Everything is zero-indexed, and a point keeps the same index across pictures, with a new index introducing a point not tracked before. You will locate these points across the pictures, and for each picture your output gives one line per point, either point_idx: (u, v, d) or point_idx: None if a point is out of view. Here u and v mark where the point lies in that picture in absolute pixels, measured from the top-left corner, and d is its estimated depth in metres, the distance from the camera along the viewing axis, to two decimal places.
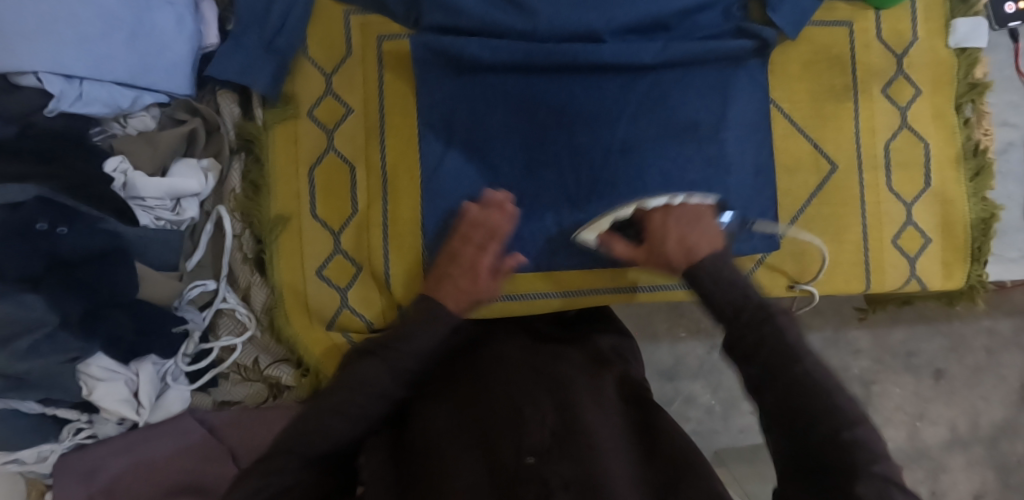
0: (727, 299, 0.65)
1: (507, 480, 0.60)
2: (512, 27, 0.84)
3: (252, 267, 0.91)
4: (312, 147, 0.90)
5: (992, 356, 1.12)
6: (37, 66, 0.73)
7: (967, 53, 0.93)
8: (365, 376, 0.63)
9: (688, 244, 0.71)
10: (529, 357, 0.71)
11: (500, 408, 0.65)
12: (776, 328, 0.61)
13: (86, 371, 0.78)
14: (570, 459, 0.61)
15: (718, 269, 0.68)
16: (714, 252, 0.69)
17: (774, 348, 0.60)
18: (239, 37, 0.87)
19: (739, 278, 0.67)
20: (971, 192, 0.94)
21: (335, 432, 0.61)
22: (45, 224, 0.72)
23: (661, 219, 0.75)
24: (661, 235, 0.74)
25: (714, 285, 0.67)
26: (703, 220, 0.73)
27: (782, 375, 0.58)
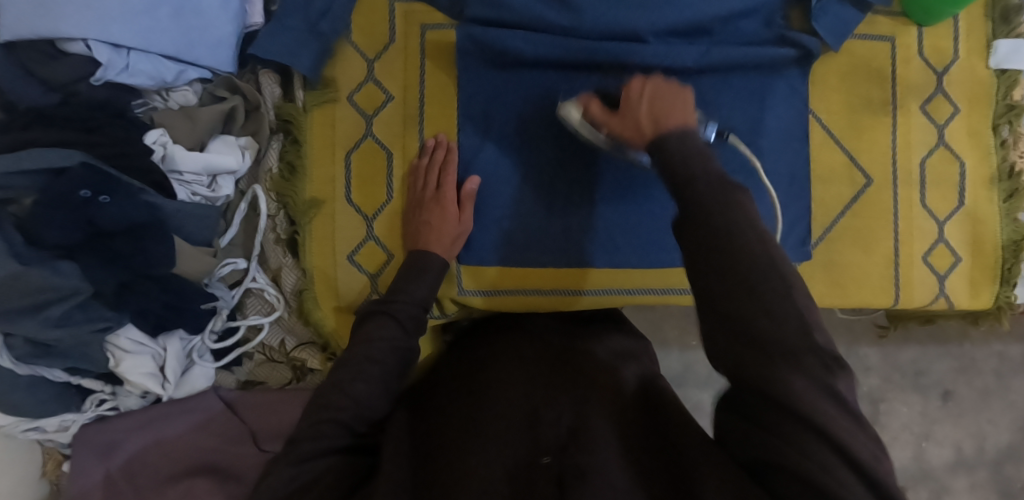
0: (689, 167, 0.57)
1: (525, 479, 0.54)
2: (557, 23, 0.84)
3: (285, 249, 0.90)
4: (350, 131, 0.89)
5: (1002, 380, 1.12)
6: (87, 34, 0.73)
7: (1006, 74, 0.93)
8: (381, 348, 0.66)
9: (657, 113, 0.65)
10: (544, 360, 0.70)
11: (518, 407, 0.62)
12: (713, 195, 0.54)
13: (114, 342, 0.78)
14: (589, 454, 0.56)
15: (683, 133, 0.61)
16: (684, 124, 0.62)
17: (717, 215, 0.53)
18: (284, 18, 0.86)
19: (699, 141, 0.60)
20: (1003, 213, 0.94)
21: (359, 405, 0.62)
22: (87, 191, 0.71)
23: (640, 90, 0.69)
24: (636, 100, 0.68)
25: (679, 154, 0.59)
26: (679, 96, 0.67)
27: (740, 286, 0.51)
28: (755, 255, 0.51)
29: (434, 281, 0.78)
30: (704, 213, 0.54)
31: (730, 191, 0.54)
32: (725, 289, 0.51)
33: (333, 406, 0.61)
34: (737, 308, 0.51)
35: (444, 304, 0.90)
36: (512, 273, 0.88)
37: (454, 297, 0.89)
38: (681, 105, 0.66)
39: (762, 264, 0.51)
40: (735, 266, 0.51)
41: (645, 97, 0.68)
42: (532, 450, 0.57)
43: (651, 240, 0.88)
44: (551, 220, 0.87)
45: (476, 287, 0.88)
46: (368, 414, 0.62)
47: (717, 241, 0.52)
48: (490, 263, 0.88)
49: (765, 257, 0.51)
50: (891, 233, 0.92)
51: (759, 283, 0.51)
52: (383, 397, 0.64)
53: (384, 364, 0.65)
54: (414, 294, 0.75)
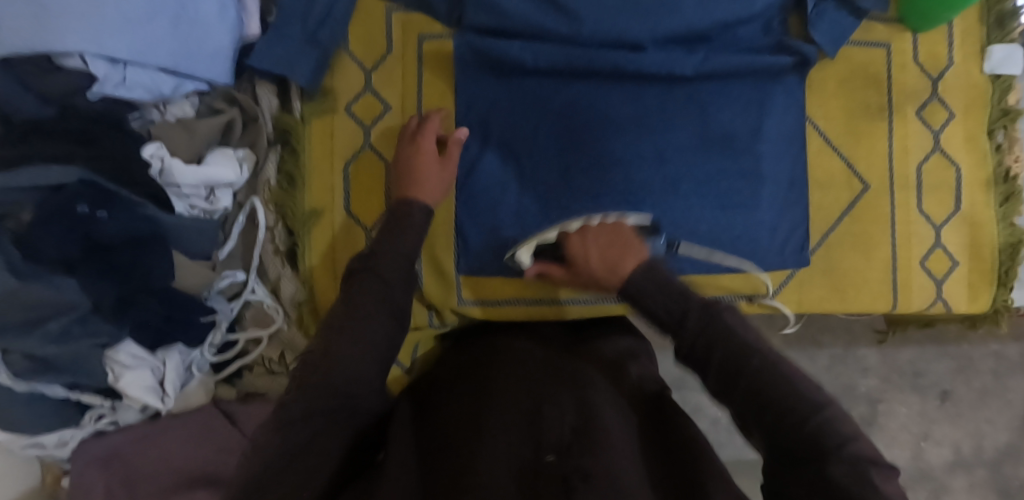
0: (660, 298, 0.60)
1: (528, 478, 0.53)
2: (557, 31, 0.84)
3: (283, 260, 0.90)
4: (349, 142, 0.89)
5: (999, 380, 1.12)
6: (83, 47, 0.71)
7: (1001, 79, 0.94)
8: (369, 305, 0.60)
9: (609, 263, 0.66)
10: (548, 360, 0.69)
11: (521, 404, 0.60)
12: (699, 303, 0.58)
13: (113, 357, 0.76)
14: (593, 456, 0.55)
15: (648, 269, 0.62)
16: (648, 264, 0.63)
17: (712, 327, 0.56)
18: (282, 27, 0.86)
19: (665, 273, 0.62)
20: (1000, 216, 0.95)
21: (347, 367, 0.57)
22: (85, 207, 0.71)
23: (582, 243, 0.71)
24: (583, 254, 0.70)
25: (655, 295, 0.60)
26: (624, 238, 0.68)
27: (768, 407, 0.52)
28: (768, 379, 0.52)
29: (421, 229, 0.70)
30: (705, 347, 0.55)
31: (721, 317, 0.56)
32: (751, 405, 0.53)
33: (319, 368, 0.57)
34: (767, 420, 0.52)
35: (443, 313, 0.90)
36: (513, 282, 0.88)
37: (455, 307, 0.89)
38: (629, 248, 0.67)
39: (777, 384, 0.52)
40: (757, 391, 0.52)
41: (591, 252, 0.69)
42: (534, 446, 0.56)
43: None
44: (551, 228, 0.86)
45: (475, 298, 0.89)
46: (355, 377, 0.57)
47: (728, 369, 0.54)
48: (491, 273, 0.87)
49: (773, 377, 0.52)
50: (889, 237, 0.93)
51: (782, 401, 0.51)
52: (373, 365, 0.59)
53: (373, 324, 0.60)
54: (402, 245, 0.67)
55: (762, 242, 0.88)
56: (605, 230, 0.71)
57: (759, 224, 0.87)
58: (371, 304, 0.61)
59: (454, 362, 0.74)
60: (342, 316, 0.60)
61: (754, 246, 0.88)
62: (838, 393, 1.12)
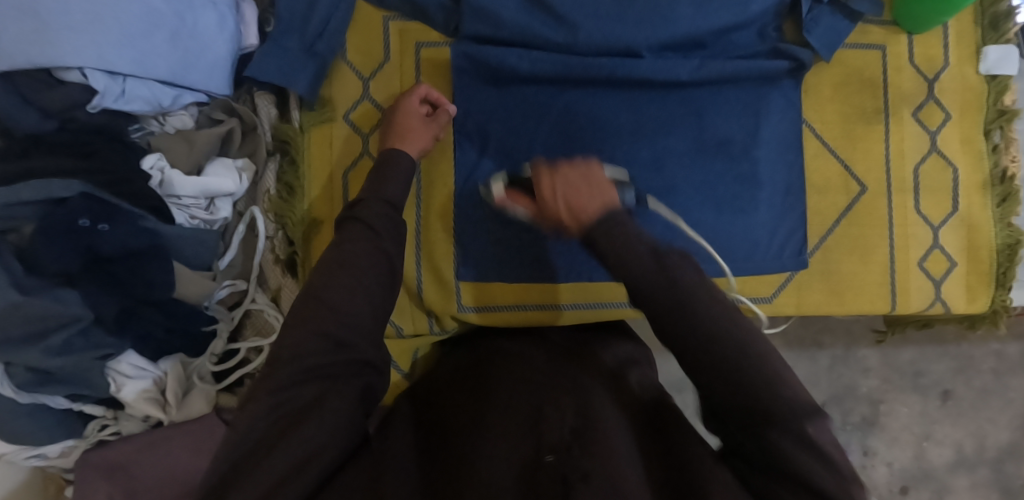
0: (619, 244, 0.55)
1: (529, 479, 0.52)
2: (553, 39, 0.85)
3: (283, 269, 0.89)
4: (348, 150, 0.89)
5: (1000, 378, 1.12)
6: (83, 62, 0.72)
7: (997, 80, 0.94)
8: (363, 254, 0.62)
9: (574, 203, 0.60)
10: (551, 365, 0.68)
11: (523, 408, 0.59)
12: (655, 259, 0.54)
13: (115, 367, 0.78)
14: (593, 455, 0.53)
15: (607, 215, 0.57)
16: (613, 212, 0.57)
17: (669, 280, 0.52)
18: (278, 38, 0.86)
19: (626, 219, 0.57)
20: (997, 217, 0.95)
21: (341, 315, 0.58)
22: (87, 220, 0.72)
23: (551, 184, 0.64)
24: (550, 195, 0.63)
25: (612, 240, 0.55)
26: (593, 181, 0.61)
27: (722, 368, 0.49)
28: (726, 338, 0.50)
29: (405, 176, 0.74)
30: (652, 291, 0.53)
31: (676, 268, 0.53)
32: (703, 361, 0.50)
33: (316, 320, 0.57)
34: (715, 379, 0.50)
35: (444, 320, 0.90)
36: (512, 287, 0.89)
37: (454, 314, 0.89)
38: (598, 192, 0.60)
39: (729, 338, 0.50)
40: (713, 348, 0.50)
41: (556, 190, 0.63)
42: (535, 446, 0.55)
43: None
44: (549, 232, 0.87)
45: (475, 303, 0.89)
46: (348, 320, 0.58)
47: (680, 321, 0.51)
48: (489, 279, 0.88)
49: (726, 332, 0.50)
50: (888, 240, 0.93)
51: (736, 361, 0.49)
52: (368, 311, 0.60)
53: (361, 274, 0.61)
54: (388, 194, 0.69)
55: (758, 249, 0.89)
56: (584, 169, 0.63)
57: (753, 226, 0.89)
58: (365, 259, 0.61)
59: (456, 368, 0.73)
60: (329, 272, 0.60)
61: (749, 251, 0.89)
62: (838, 394, 1.12)
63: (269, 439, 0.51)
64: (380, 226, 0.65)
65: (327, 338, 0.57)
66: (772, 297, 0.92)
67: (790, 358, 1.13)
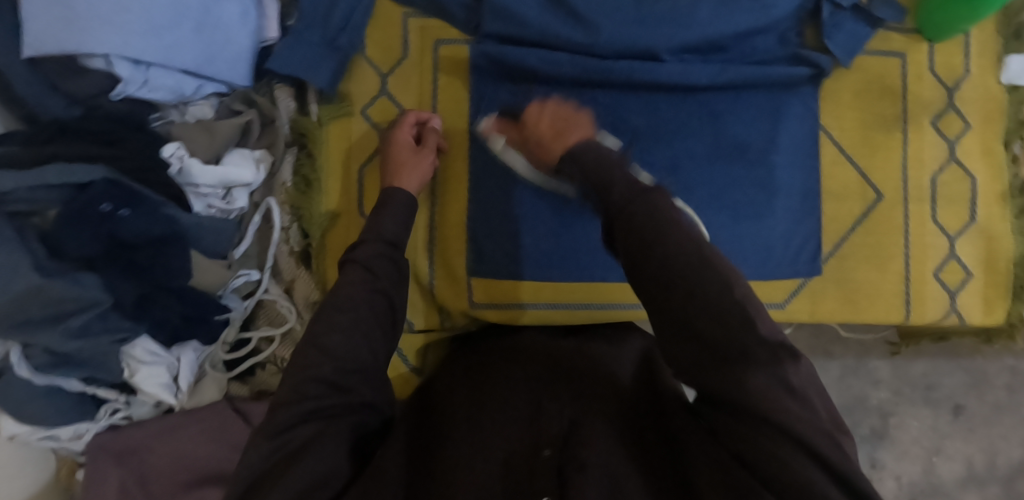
0: (603, 169, 0.60)
1: (524, 470, 0.55)
2: (573, 39, 0.85)
3: (298, 261, 0.90)
4: (365, 146, 0.89)
5: (1014, 395, 1.10)
6: (110, 49, 0.73)
7: (1018, 90, 0.93)
8: (356, 292, 0.62)
9: (558, 133, 0.72)
10: (551, 358, 0.70)
11: (518, 403, 0.62)
12: (644, 207, 0.54)
13: (129, 353, 0.78)
14: (589, 447, 0.56)
15: (592, 145, 0.64)
16: (587, 138, 0.67)
17: (646, 224, 0.52)
18: (302, 32, 0.87)
19: (610, 154, 0.62)
20: (1016, 229, 0.93)
21: (337, 360, 0.58)
22: (108, 205, 0.73)
23: (540, 113, 0.76)
24: (535, 121, 0.76)
25: (596, 167, 0.61)
26: (576, 114, 0.74)
27: (695, 309, 0.48)
28: (710, 281, 0.49)
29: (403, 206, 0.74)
30: (625, 217, 0.54)
31: (654, 200, 0.54)
32: (671, 299, 0.50)
33: (310, 363, 0.57)
34: (688, 325, 0.49)
35: (455, 315, 0.91)
36: (525, 286, 0.88)
37: (466, 310, 0.89)
38: (578, 124, 0.73)
39: (708, 276, 0.49)
40: (693, 295, 0.49)
41: (543, 118, 0.75)
42: (531, 441, 0.58)
43: None
44: (561, 228, 0.87)
45: (486, 301, 0.88)
46: (347, 366, 0.58)
47: (652, 256, 0.51)
48: (503, 277, 0.87)
49: (698, 264, 0.50)
50: (904, 250, 0.92)
51: (713, 300, 0.48)
52: (363, 348, 0.60)
53: (355, 312, 0.60)
54: (385, 230, 0.70)
55: (771, 256, 0.89)
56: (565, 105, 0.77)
57: (769, 232, 0.88)
58: (361, 294, 0.62)
59: (464, 362, 0.75)
60: (322, 310, 0.61)
61: (762, 257, 0.89)
62: (849, 404, 1.11)
63: (271, 476, 0.51)
64: (380, 268, 0.66)
65: (326, 381, 0.57)
66: (784, 303, 0.92)
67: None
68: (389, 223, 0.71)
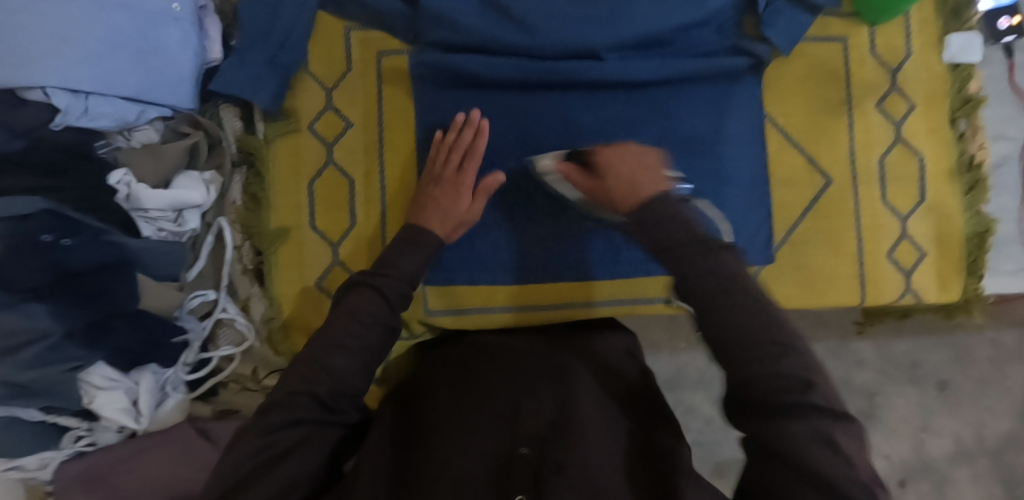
0: (665, 219, 0.60)
1: (501, 467, 0.59)
2: (512, 43, 0.85)
3: (252, 278, 0.92)
4: (313, 160, 0.90)
5: (997, 367, 1.11)
6: (45, 81, 0.74)
7: (960, 68, 0.94)
8: (370, 317, 0.66)
9: (636, 187, 0.65)
10: (536, 353, 0.74)
11: (501, 399, 0.66)
12: (705, 262, 0.56)
13: (87, 379, 0.78)
14: (567, 448, 0.60)
15: (663, 201, 0.61)
16: (658, 194, 0.62)
17: (710, 277, 0.56)
18: (245, 52, 0.88)
19: (676, 207, 0.61)
20: (966, 205, 0.94)
21: (334, 381, 0.63)
22: (49, 236, 0.73)
23: (615, 159, 0.70)
24: (613, 169, 0.70)
25: (659, 225, 0.60)
26: (652, 165, 0.68)
27: (744, 368, 0.53)
28: (764, 340, 0.53)
29: (430, 256, 0.75)
30: (685, 276, 0.57)
31: (716, 262, 0.56)
32: (734, 346, 0.54)
33: (309, 380, 0.62)
34: (746, 381, 0.53)
35: (412, 325, 0.91)
36: (482, 290, 0.89)
37: (422, 318, 0.90)
38: (654, 172, 0.66)
39: (761, 351, 0.53)
40: (754, 347, 0.53)
41: (620, 167, 0.69)
42: (511, 439, 0.62)
43: (611, 254, 0.89)
44: (511, 229, 0.88)
45: (444, 306, 0.90)
46: (344, 390, 0.63)
47: (708, 317, 0.55)
48: (458, 283, 0.89)
49: (761, 321, 0.54)
50: (856, 233, 0.93)
51: (763, 361, 0.52)
52: (362, 374, 0.64)
53: (367, 343, 0.65)
54: (406, 265, 0.73)
55: None
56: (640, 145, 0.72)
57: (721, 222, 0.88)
58: (368, 313, 0.66)
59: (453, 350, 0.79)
60: (328, 331, 0.64)
61: None
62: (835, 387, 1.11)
63: (254, 474, 0.57)
64: (393, 296, 0.69)
65: (324, 399, 0.61)
66: None
67: None
68: (410, 261, 0.73)
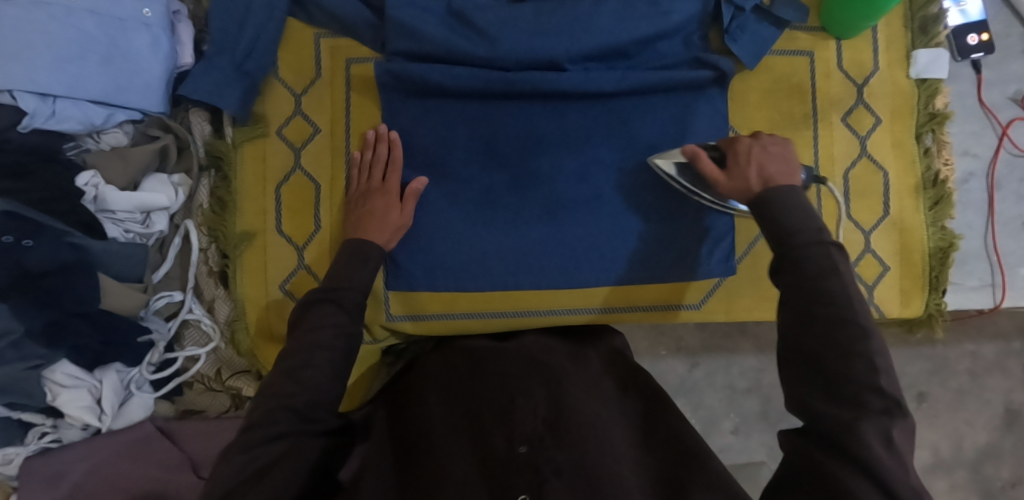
0: (797, 217, 0.66)
1: (501, 465, 0.69)
2: (475, 54, 0.86)
3: (217, 281, 0.93)
4: (280, 164, 0.91)
5: (976, 380, 1.11)
6: (12, 85, 0.77)
7: (927, 83, 0.94)
8: (331, 332, 0.73)
9: (768, 173, 0.71)
10: (528, 355, 0.83)
11: (498, 399, 0.75)
12: (816, 262, 0.63)
13: (50, 377, 0.81)
14: (562, 448, 0.70)
15: (787, 195, 0.68)
16: (791, 186, 0.69)
17: (818, 279, 0.62)
18: (213, 57, 0.89)
19: (801, 204, 0.67)
20: (930, 220, 0.94)
21: (311, 392, 0.69)
22: (10, 237, 0.74)
23: (750, 147, 0.74)
24: (745, 158, 0.73)
25: (787, 213, 0.66)
26: (784, 160, 0.73)
27: (824, 343, 0.60)
28: (846, 329, 0.60)
29: (376, 268, 0.81)
30: (797, 260, 0.63)
31: (829, 252, 0.63)
32: (812, 331, 0.61)
33: (287, 393, 0.68)
34: (814, 360, 0.61)
35: (374, 328, 0.92)
36: (441, 296, 0.90)
37: (383, 323, 0.92)
38: (789, 168, 0.72)
39: (846, 331, 0.60)
40: (836, 330, 0.60)
41: (754, 155, 0.73)
42: (510, 438, 0.71)
43: (572, 263, 0.89)
44: (470, 237, 0.88)
45: (404, 312, 0.91)
46: (319, 400, 0.70)
47: (810, 294, 0.62)
48: (418, 289, 0.89)
49: (845, 313, 0.60)
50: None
51: (844, 340, 0.59)
52: (334, 382, 0.71)
53: (333, 351, 0.72)
54: (359, 278, 0.78)
55: (682, 259, 0.90)
56: (780, 144, 0.75)
57: (681, 233, 0.90)
58: (332, 325, 0.73)
59: (447, 350, 0.88)
60: (299, 349, 0.71)
61: (673, 261, 0.90)
62: None
63: (242, 486, 0.63)
64: (351, 304, 0.76)
65: (305, 411, 0.69)
66: (700, 304, 0.94)
67: (762, 362, 1.13)
68: (361, 274, 0.79)
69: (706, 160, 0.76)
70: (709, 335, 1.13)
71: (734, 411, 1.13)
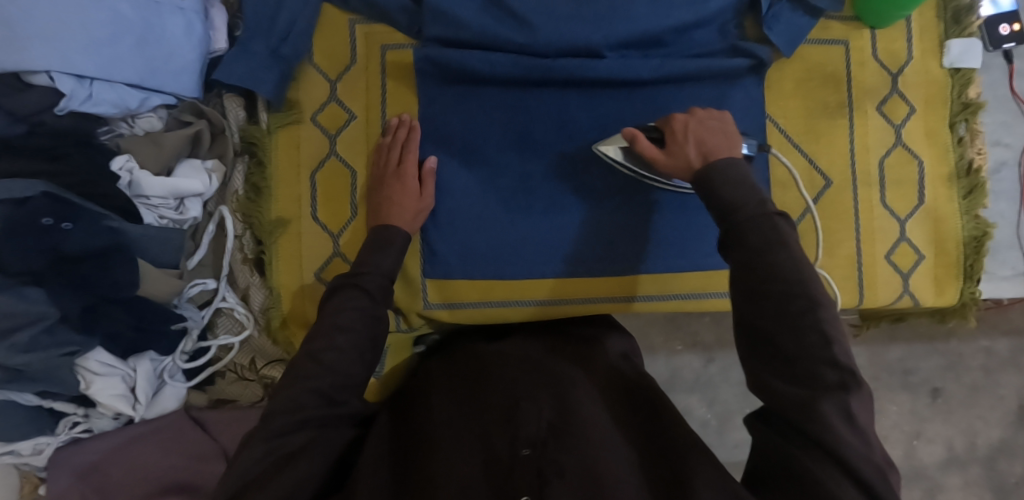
0: (735, 190, 0.66)
1: (502, 469, 0.63)
2: (514, 40, 0.86)
3: (252, 268, 0.92)
4: (315, 151, 0.90)
5: (990, 375, 1.11)
6: (49, 66, 0.75)
7: (961, 73, 0.94)
8: (355, 317, 0.72)
9: (704, 146, 0.72)
10: (534, 362, 0.78)
11: (501, 404, 0.70)
12: (760, 236, 0.63)
13: (84, 365, 0.79)
14: (566, 452, 0.64)
15: (731, 166, 0.68)
16: (728, 158, 0.69)
17: (764, 256, 0.62)
18: (246, 42, 0.88)
19: (743, 176, 0.67)
20: (964, 209, 0.95)
21: (336, 375, 0.69)
22: (50, 219, 0.73)
23: (685, 124, 0.75)
24: (681, 136, 0.74)
25: (725, 188, 0.67)
26: (718, 131, 0.74)
27: (774, 319, 0.60)
28: (794, 301, 0.60)
29: (401, 253, 0.80)
30: (740, 236, 0.63)
31: (773, 224, 0.63)
32: (762, 312, 0.61)
33: (310, 375, 0.67)
34: (771, 335, 0.60)
35: (411, 317, 0.91)
36: (478, 286, 0.89)
37: (420, 311, 0.90)
38: (726, 139, 0.73)
39: (795, 305, 0.60)
40: (783, 302, 0.60)
41: (688, 132, 0.74)
42: (511, 442, 0.65)
43: (610, 252, 0.89)
44: (511, 224, 0.88)
45: (441, 300, 0.90)
46: (344, 382, 0.69)
47: (759, 273, 0.62)
48: (455, 278, 0.89)
49: (797, 286, 0.60)
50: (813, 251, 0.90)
51: (794, 315, 0.59)
52: (359, 364, 0.71)
53: (354, 333, 0.71)
54: (383, 264, 0.78)
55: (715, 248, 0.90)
56: (714, 118, 0.76)
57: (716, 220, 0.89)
58: (357, 310, 0.73)
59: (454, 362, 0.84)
60: (320, 335, 0.70)
61: (709, 249, 0.90)
62: None
63: (263, 475, 0.61)
64: (376, 290, 0.76)
65: (325, 394, 0.67)
66: None
67: None
68: (384, 260, 0.78)
69: (645, 142, 0.76)
70: (724, 330, 1.13)
71: (750, 406, 1.12)
